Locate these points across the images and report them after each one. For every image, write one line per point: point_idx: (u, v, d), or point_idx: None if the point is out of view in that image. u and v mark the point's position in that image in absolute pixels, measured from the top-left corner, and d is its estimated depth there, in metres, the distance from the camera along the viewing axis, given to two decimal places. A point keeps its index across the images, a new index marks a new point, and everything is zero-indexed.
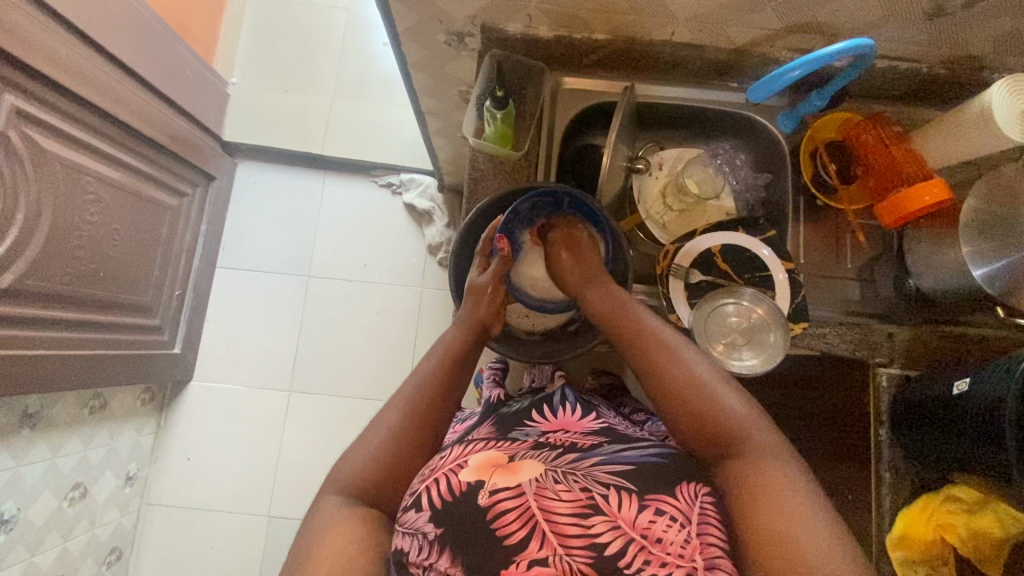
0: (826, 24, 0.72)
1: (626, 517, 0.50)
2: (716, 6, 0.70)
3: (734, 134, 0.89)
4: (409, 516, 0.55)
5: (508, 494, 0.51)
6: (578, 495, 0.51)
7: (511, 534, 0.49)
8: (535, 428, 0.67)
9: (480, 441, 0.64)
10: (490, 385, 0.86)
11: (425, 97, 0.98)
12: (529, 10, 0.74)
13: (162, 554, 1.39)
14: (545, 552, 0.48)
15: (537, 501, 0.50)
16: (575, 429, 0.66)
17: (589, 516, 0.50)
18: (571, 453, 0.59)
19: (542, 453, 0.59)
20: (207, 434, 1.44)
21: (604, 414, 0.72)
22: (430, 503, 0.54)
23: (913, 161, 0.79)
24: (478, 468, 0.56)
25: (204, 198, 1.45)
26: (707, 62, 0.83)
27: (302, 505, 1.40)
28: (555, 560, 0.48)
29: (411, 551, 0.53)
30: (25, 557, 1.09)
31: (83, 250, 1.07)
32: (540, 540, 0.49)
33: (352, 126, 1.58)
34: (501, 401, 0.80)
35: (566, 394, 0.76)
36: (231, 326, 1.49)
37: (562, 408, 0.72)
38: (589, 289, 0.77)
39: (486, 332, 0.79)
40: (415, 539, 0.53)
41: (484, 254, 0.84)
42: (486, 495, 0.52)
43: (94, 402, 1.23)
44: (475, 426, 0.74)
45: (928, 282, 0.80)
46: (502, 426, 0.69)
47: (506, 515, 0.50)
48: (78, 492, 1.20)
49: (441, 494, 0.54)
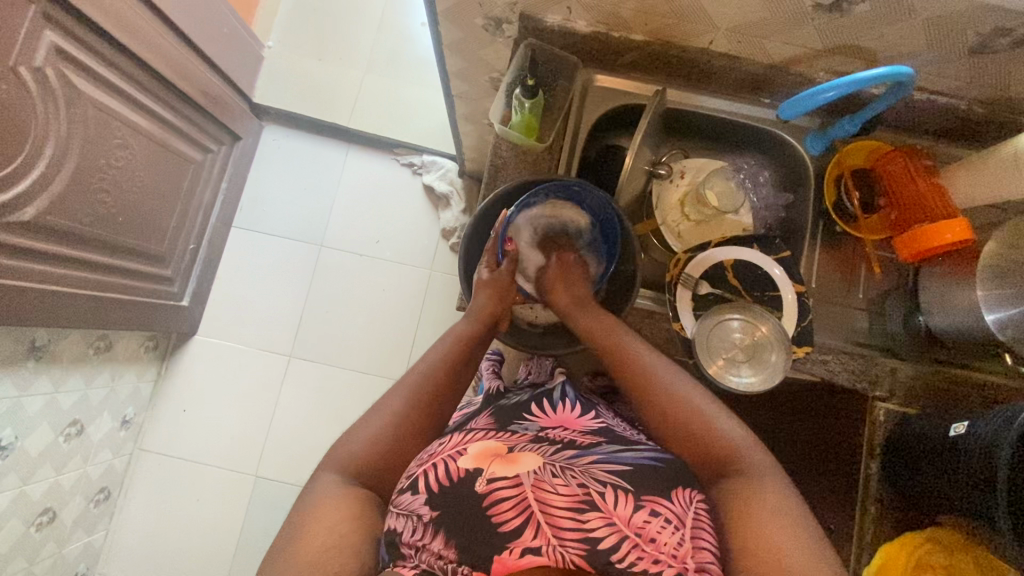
0: (867, 49, 0.72)
1: (622, 515, 0.51)
2: (758, 17, 0.70)
3: (764, 151, 0.88)
4: (404, 497, 0.55)
5: (505, 483, 0.52)
6: (575, 490, 0.52)
7: (506, 522, 0.50)
8: (533, 423, 0.68)
9: (479, 432, 0.65)
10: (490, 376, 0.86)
11: (455, 80, 0.98)
12: (571, 2, 0.74)
13: (150, 499, 1.42)
14: (539, 542, 0.49)
15: (534, 492, 0.51)
16: (574, 427, 0.67)
17: (584, 510, 0.51)
18: (569, 449, 0.60)
19: (541, 447, 0.60)
20: (206, 388, 1.47)
21: (604, 414, 0.72)
22: (427, 486, 0.54)
23: (937, 196, 0.76)
24: (478, 456, 0.57)
25: (228, 157, 1.47)
26: (743, 75, 0.82)
27: (290, 469, 1.42)
28: (549, 550, 0.49)
29: (404, 532, 0.53)
30: (17, 485, 1.10)
31: (105, 193, 1.09)
32: (535, 530, 0.50)
33: (382, 102, 1.59)
34: (500, 393, 0.80)
35: (566, 390, 0.76)
36: (239, 285, 1.51)
37: (561, 404, 0.73)
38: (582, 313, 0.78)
39: (496, 325, 0.81)
40: (410, 521, 0.53)
41: (493, 249, 0.83)
42: (483, 482, 0.53)
43: (99, 343, 1.25)
44: (472, 417, 0.74)
45: (938, 321, 0.78)
46: (502, 418, 0.70)
47: (502, 503, 0.51)
48: (75, 428, 1.22)
49: (439, 479, 0.54)
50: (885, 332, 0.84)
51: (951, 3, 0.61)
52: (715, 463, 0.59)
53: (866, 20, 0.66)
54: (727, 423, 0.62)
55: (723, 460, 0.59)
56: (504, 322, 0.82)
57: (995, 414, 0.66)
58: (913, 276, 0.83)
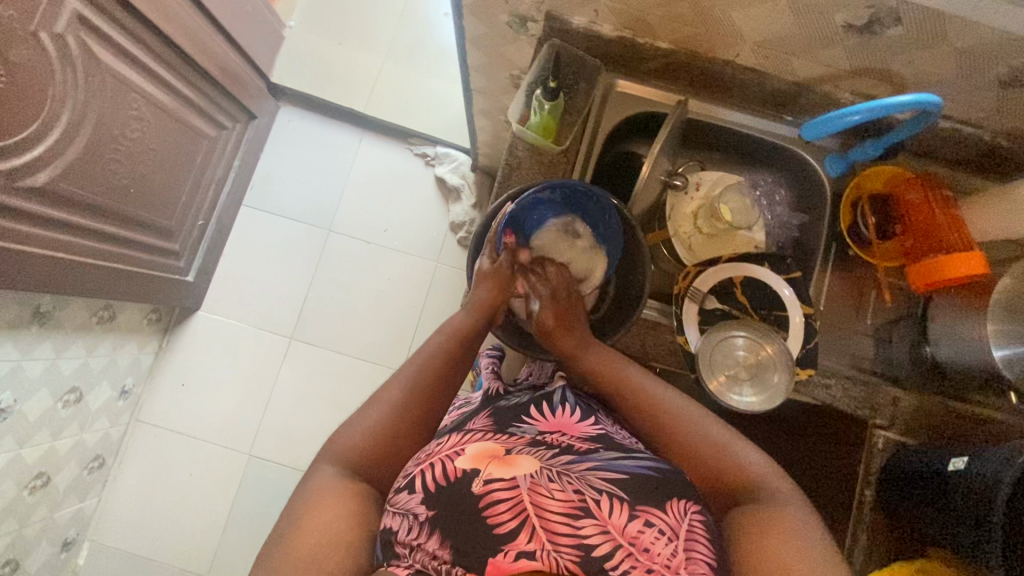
0: (896, 73, 0.71)
1: (616, 524, 0.50)
2: (787, 33, 0.69)
3: (782, 168, 0.87)
4: (401, 496, 0.55)
5: (502, 485, 0.52)
6: (571, 495, 0.51)
7: (501, 524, 0.49)
8: (531, 427, 0.67)
9: (477, 432, 0.65)
10: (490, 376, 0.85)
11: (475, 74, 0.97)
12: (598, 5, 0.73)
13: (143, 470, 1.43)
14: (534, 546, 0.48)
15: (530, 495, 0.51)
16: (572, 433, 0.66)
17: (579, 517, 0.50)
18: (567, 454, 0.60)
19: (538, 451, 0.60)
20: (205, 364, 1.47)
21: (603, 422, 0.72)
22: (424, 486, 0.54)
23: (955, 228, 0.76)
24: (474, 457, 0.57)
25: (243, 135, 1.47)
26: (768, 91, 0.81)
27: (282, 450, 1.43)
28: (543, 555, 0.48)
29: (399, 530, 0.53)
30: (13, 448, 1.10)
31: (118, 164, 1.09)
32: (529, 533, 0.49)
33: (399, 91, 1.58)
34: (499, 394, 0.80)
35: (566, 395, 0.76)
36: (245, 264, 1.51)
37: (561, 408, 0.72)
38: (589, 350, 0.77)
39: (493, 317, 0.82)
40: (405, 520, 0.53)
41: (493, 241, 0.81)
42: (480, 483, 0.52)
43: (103, 312, 1.26)
44: (469, 417, 0.73)
45: (944, 353, 0.77)
46: (499, 420, 0.70)
47: (498, 505, 0.50)
48: (74, 395, 1.23)
49: (436, 478, 0.54)
50: (890, 359, 0.83)
51: (985, 33, 0.60)
52: (730, 491, 0.60)
53: (897, 44, 0.66)
54: (746, 454, 0.62)
55: (739, 488, 0.60)
56: (501, 315, 0.83)
57: (996, 452, 0.66)
58: (924, 304, 0.81)
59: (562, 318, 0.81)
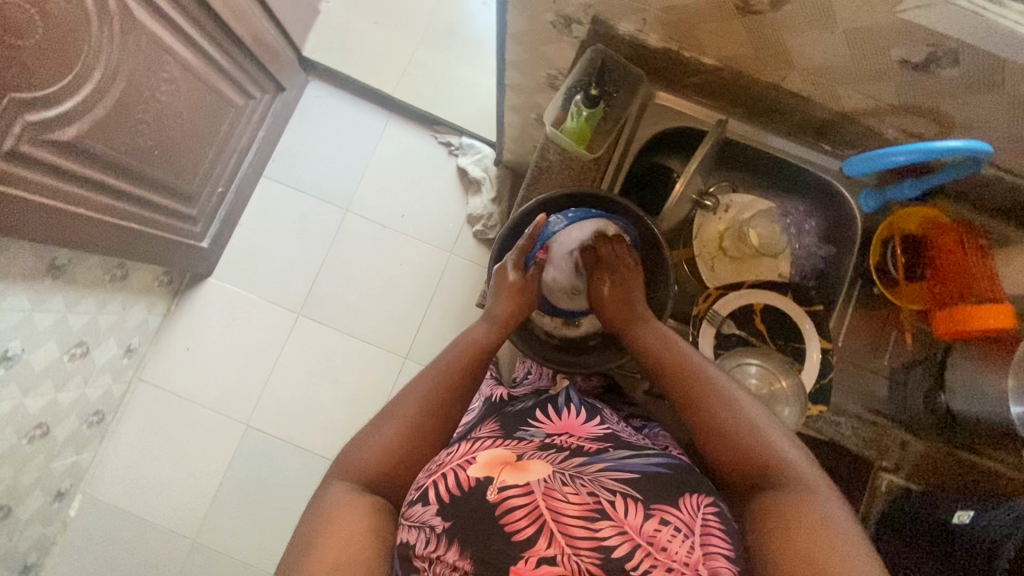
0: (944, 113, 0.69)
1: (633, 524, 0.50)
2: (838, 62, 0.68)
3: (815, 199, 0.83)
4: (415, 509, 0.55)
5: (516, 492, 0.51)
6: (586, 498, 0.51)
7: (518, 531, 0.49)
8: (539, 430, 0.67)
9: (486, 440, 0.64)
10: (494, 382, 0.85)
11: (512, 70, 0.96)
12: (647, 14, 0.72)
13: (141, 429, 1.44)
14: (553, 551, 0.48)
15: (545, 501, 0.50)
16: (579, 434, 0.66)
17: (596, 519, 0.49)
18: (578, 457, 0.59)
19: (550, 454, 0.60)
20: (211, 329, 1.48)
21: (608, 421, 0.72)
22: (437, 497, 0.54)
23: (986, 275, 0.75)
24: (487, 465, 0.56)
25: (270, 106, 1.46)
26: (810, 118, 0.79)
27: (279, 423, 1.44)
28: (564, 560, 0.48)
29: (417, 544, 0.53)
30: (16, 396, 1.10)
31: (144, 125, 1.08)
32: (548, 538, 0.49)
33: (430, 76, 1.57)
34: (504, 401, 0.79)
35: (571, 395, 0.76)
36: (260, 235, 1.51)
37: (567, 410, 0.72)
38: (635, 325, 0.77)
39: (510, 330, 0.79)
40: (423, 532, 0.53)
41: (522, 253, 0.80)
42: (495, 491, 0.52)
43: (117, 271, 1.26)
44: (477, 425, 0.73)
45: (960, 405, 0.76)
46: (506, 425, 0.69)
47: (515, 512, 0.50)
48: (81, 349, 1.23)
49: (449, 489, 0.54)
50: (904, 402, 0.83)
51: None
52: (767, 478, 0.57)
53: (951, 85, 0.64)
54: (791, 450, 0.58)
55: (780, 476, 0.56)
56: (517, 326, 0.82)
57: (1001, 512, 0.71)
58: (943, 352, 0.80)
59: (620, 295, 0.79)
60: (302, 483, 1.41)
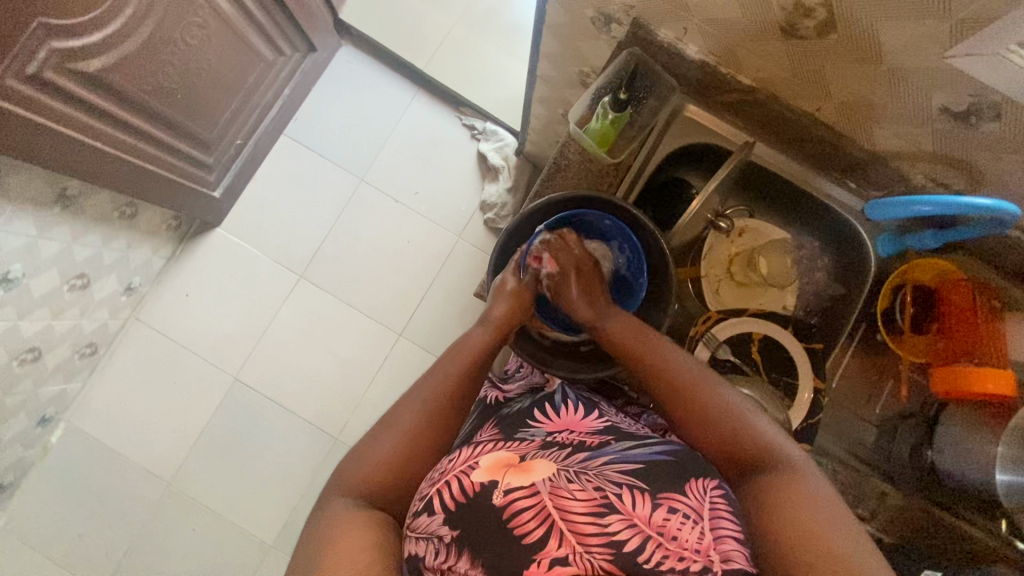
0: (977, 167, 0.67)
1: (641, 516, 0.49)
2: (875, 99, 0.66)
3: (827, 235, 0.83)
4: (421, 520, 0.56)
5: (522, 494, 0.51)
6: (592, 494, 0.51)
7: (528, 533, 0.49)
8: (539, 429, 0.65)
9: (487, 443, 0.64)
10: (487, 382, 0.82)
11: (544, 62, 0.94)
12: (689, 23, 0.70)
13: (130, 367, 1.45)
14: (564, 551, 0.48)
15: (551, 500, 0.50)
16: (580, 429, 0.65)
17: (605, 514, 0.49)
18: (581, 452, 0.59)
19: (551, 453, 0.59)
20: (212, 279, 1.48)
21: (606, 413, 0.71)
22: (443, 505, 0.54)
23: (991, 339, 0.74)
24: (490, 469, 0.56)
25: (300, 65, 1.45)
26: (838, 153, 0.77)
27: (266, 382, 1.44)
28: (577, 559, 0.47)
29: (428, 556, 0.54)
30: (11, 318, 1.11)
31: (170, 67, 1.07)
32: (558, 538, 0.48)
33: (462, 57, 1.55)
34: (500, 402, 0.77)
35: (567, 392, 0.75)
36: (272, 192, 1.51)
37: (564, 407, 0.70)
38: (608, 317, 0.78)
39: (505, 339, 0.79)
40: (431, 543, 0.54)
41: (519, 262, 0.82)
42: (500, 495, 0.52)
43: (126, 208, 1.26)
44: (475, 430, 0.72)
45: (944, 462, 0.75)
46: (507, 427, 0.68)
47: (522, 514, 0.50)
48: (81, 281, 1.23)
49: (454, 496, 0.54)
50: (889, 454, 0.83)
51: None
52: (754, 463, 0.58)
53: (990, 139, 0.62)
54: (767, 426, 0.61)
55: (764, 458, 0.57)
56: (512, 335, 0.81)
57: None
58: (937, 408, 0.78)
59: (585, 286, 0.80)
60: (281, 444, 1.42)
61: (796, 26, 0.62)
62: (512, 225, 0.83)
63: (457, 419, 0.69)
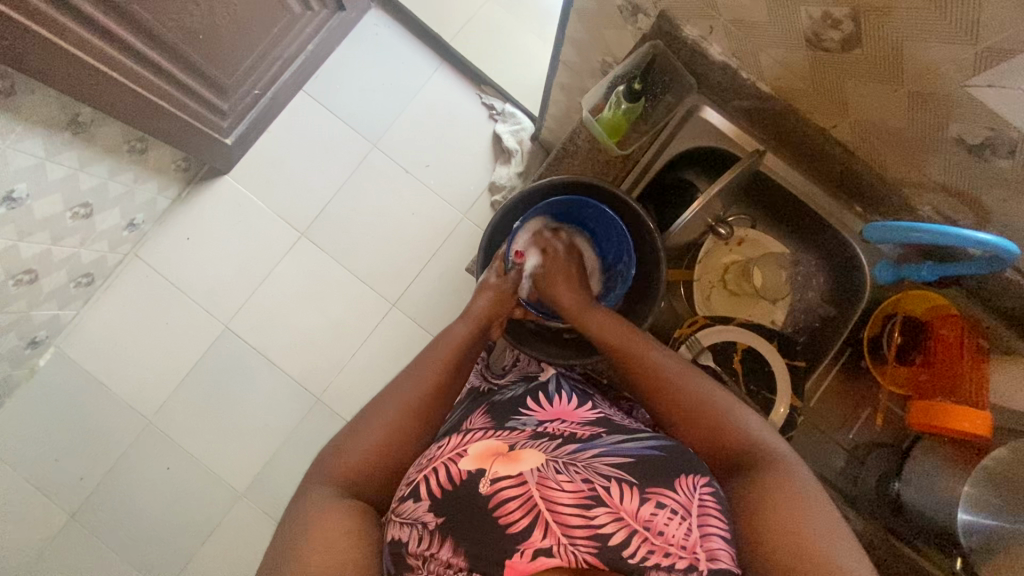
0: (982, 202, 0.66)
1: (628, 510, 0.50)
2: (894, 122, 0.64)
3: (824, 253, 0.83)
4: (407, 505, 0.56)
5: (509, 483, 0.51)
6: (580, 486, 0.51)
7: (513, 523, 0.50)
8: (531, 418, 0.65)
9: (475, 430, 0.63)
10: (477, 372, 0.81)
11: (568, 47, 0.93)
12: (715, 22, 0.69)
13: (124, 302, 1.46)
14: (549, 542, 0.49)
15: (539, 491, 0.51)
16: (572, 420, 0.64)
17: (592, 506, 0.50)
18: (571, 443, 0.58)
19: (542, 443, 0.58)
20: (214, 226, 1.48)
21: (600, 405, 0.70)
22: (429, 492, 0.55)
23: (974, 380, 0.74)
24: (478, 457, 0.56)
25: (327, 22, 1.44)
26: (848, 173, 0.76)
27: (255, 334, 1.45)
28: (560, 550, 0.49)
29: (409, 541, 0.54)
30: (12, 237, 1.11)
31: (194, 6, 1.06)
32: (544, 530, 0.49)
33: (489, 34, 1.53)
34: (492, 390, 0.75)
35: (561, 384, 0.74)
36: (283, 148, 1.50)
37: (558, 397, 0.70)
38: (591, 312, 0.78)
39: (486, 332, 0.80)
40: (415, 529, 0.54)
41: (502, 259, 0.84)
42: (488, 483, 0.52)
43: (136, 143, 1.26)
44: (465, 416, 0.70)
45: (910, 493, 0.75)
46: (498, 414, 0.66)
47: (509, 503, 0.51)
48: (84, 210, 1.24)
49: (440, 484, 0.54)
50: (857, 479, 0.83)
51: None
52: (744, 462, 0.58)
53: (1004, 177, 0.61)
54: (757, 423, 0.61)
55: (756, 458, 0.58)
56: (496, 327, 0.82)
57: None
58: (911, 440, 0.80)
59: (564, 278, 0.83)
60: (263, 398, 1.44)
61: (822, 36, 0.60)
62: (500, 215, 0.84)
63: (439, 394, 0.69)
